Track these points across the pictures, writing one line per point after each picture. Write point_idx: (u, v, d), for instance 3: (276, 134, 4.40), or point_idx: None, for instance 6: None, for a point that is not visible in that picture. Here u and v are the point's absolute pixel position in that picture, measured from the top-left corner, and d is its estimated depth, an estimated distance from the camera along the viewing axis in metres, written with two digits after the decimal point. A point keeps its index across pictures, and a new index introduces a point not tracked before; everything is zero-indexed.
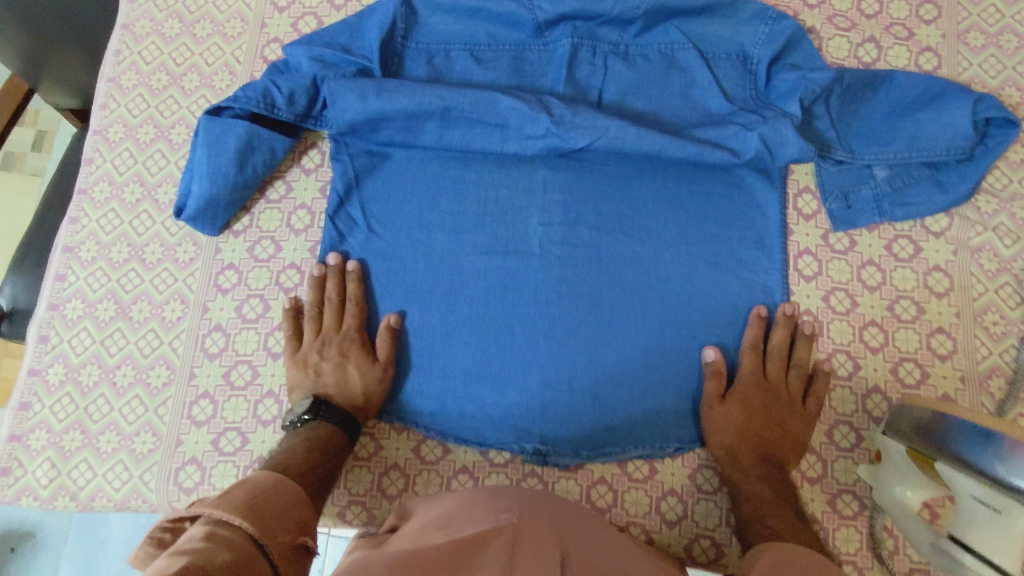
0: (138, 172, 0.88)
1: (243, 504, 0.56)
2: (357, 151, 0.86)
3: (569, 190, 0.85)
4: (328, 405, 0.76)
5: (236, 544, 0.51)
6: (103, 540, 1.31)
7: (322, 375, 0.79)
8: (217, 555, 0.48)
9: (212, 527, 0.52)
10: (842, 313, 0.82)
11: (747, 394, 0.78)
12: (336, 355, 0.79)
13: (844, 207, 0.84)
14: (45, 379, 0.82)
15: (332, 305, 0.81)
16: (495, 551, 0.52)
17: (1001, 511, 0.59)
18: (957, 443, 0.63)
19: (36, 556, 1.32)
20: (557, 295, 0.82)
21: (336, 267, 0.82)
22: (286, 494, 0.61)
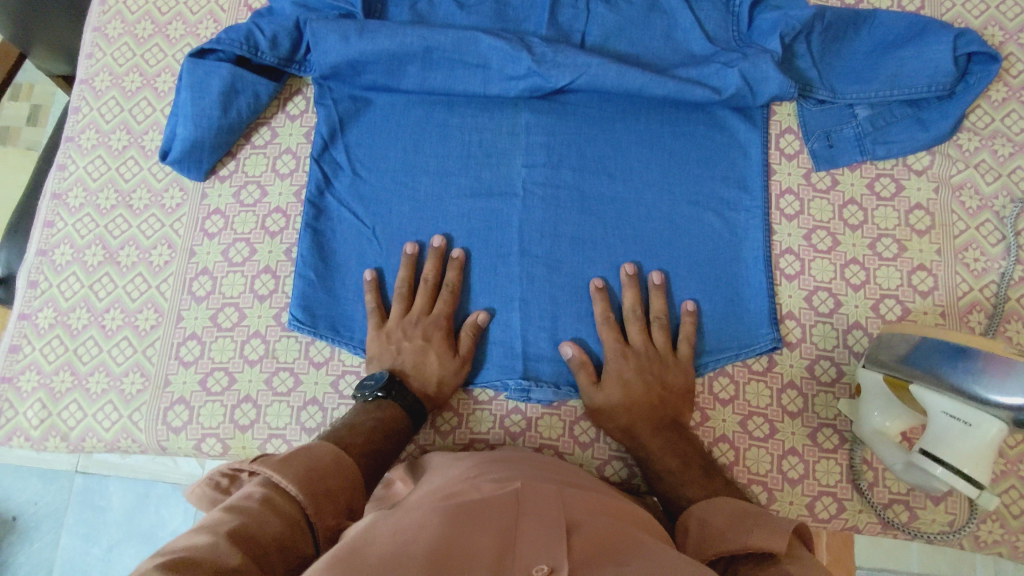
0: (124, 120, 0.89)
1: (303, 471, 0.54)
2: (341, 96, 0.87)
3: (552, 132, 0.86)
4: (402, 389, 0.75)
5: (285, 513, 0.50)
6: (103, 508, 1.33)
7: (401, 354, 0.78)
8: (264, 530, 0.47)
9: (268, 493, 0.51)
10: (824, 251, 0.82)
11: (626, 370, 0.77)
12: (420, 338, 0.78)
13: (826, 146, 0.85)
14: (35, 323, 0.83)
15: (428, 287, 0.80)
16: (500, 511, 0.50)
17: (969, 423, 0.64)
18: (930, 362, 0.66)
19: (38, 523, 1.34)
20: (540, 236, 0.83)
21: (438, 249, 0.82)
22: (347, 473, 0.57)
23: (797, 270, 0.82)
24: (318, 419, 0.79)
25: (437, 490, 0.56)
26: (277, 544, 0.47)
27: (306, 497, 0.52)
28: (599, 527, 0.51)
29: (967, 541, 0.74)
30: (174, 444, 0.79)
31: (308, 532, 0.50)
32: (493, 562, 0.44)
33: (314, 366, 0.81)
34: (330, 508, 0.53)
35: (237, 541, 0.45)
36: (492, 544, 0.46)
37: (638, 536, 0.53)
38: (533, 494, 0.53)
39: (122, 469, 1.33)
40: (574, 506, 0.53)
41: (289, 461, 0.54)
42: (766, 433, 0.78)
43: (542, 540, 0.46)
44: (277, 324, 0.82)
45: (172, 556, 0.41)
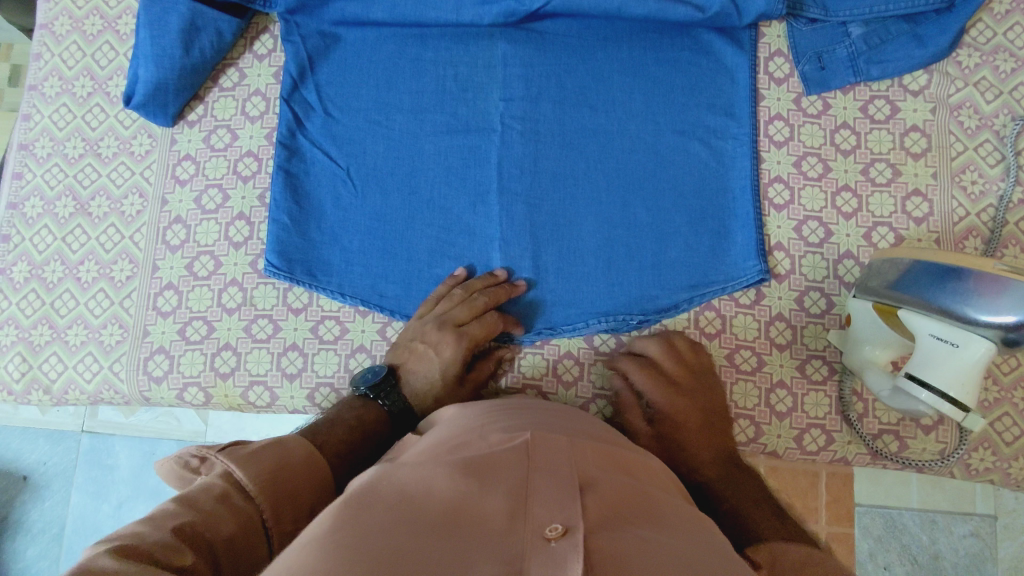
0: (87, 66, 0.85)
1: (271, 471, 0.52)
2: (309, 32, 0.83)
3: (530, 63, 0.82)
4: (394, 392, 0.71)
5: (245, 515, 0.48)
6: (111, 467, 1.34)
7: (412, 352, 0.73)
8: (217, 531, 0.45)
9: (228, 489, 0.49)
10: (814, 178, 0.79)
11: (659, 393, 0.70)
12: (438, 348, 0.72)
13: (817, 68, 0.81)
14: (11, 277, 0.82)
15: (475, 304, 0.74)
16: (509, 466, 0.46)
17: (958, 345, 0.62)
18: (918, 286, 0.64)
19: (49, 482, 1.36)
20: (519, 172, 0.80)
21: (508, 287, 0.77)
22: (313, 476, 0.55)
23: (786, 199, 0.79)
24: (300, 365, 0.78)
25: (444, 444, 0.52)
26: (228, 547, 0.45)
27: (265, 500, 0.50)
28: (614, 484, 0.47)
29: (958, 470, 0.73)
30: (157, 394, 0.79)
31: (262, 537, 0.48)
32: (504, 525, 0.40)
33: (293, 313, 0.79)
34: (289, 514, 0.51)
35: (189, 537, 0.43)
36: (502, 504, 0.42)
37: (656, 497, 0.49)
38: (544, 446, 0.49)
39: (128, 428, 1.35)
40: (587, 460, 0.49)
41: (259, 460, 0.52)
42: (754, 367, 0.76)
43: (555, 496, 0.42)
44: (253, 271, 0.80)
45: (119, 545, 0.39)
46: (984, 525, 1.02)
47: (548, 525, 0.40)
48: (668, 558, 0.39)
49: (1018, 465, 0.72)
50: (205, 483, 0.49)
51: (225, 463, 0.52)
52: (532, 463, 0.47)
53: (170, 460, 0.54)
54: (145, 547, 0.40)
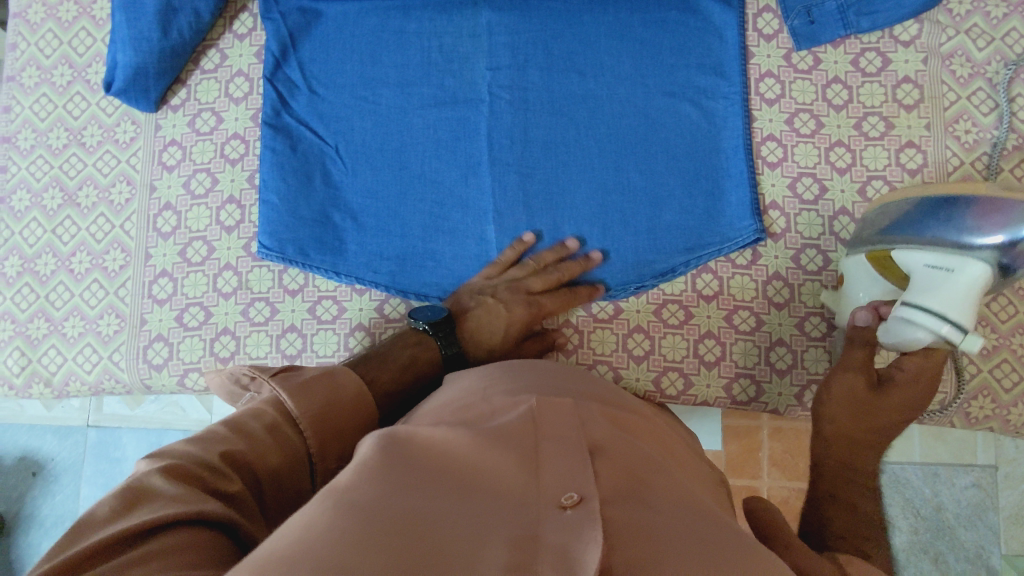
0: (64, 54, 0.84)
1: (316, 407, 0.54)
2: (289, 9, 0.82)
3: (515, 31, 0.81)
4: (452, 334, 0.72)
5: (290, 446, 0.51)
6: (119, 459, 1.35)
7: (477, 311, 0.74)
8: (263, 459, 0.48)
9: (277, 418, 0.52)
10: (807, 135, 0.79)
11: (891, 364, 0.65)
12: (506, 311, 0.74)
13: (807, 23, 0.80)
14: (3, 272, 0.81)
15: (552, 277, 0.76)
16: (519, 430, 0.46)
17: (953, 271, 0.62)
18: (913, 217, 0.65)
19: (58, 476, 1.37)
20: (510, 142, 0.79)
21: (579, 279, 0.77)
22: (359, 411, 0.58)
23: (779, 157, 0.79)
24: (299, 345, 0.78)
25: (451, 411, 0.52)
26: (271, 476, 0.48)
27: (311, 433, 0.53)
28: (625, 448, 0.47)
29: (958, 419, 0.74)
30: (158, 381, 0.79)
31: (306, 468, 0.51)
32: (515, 494, 0.41)
33: (290, 295, 0.79)
34: (333, 448, 0.54)
35: (237, 462, 0.46)
36: (513, 471, 0.42)
37: (666, 463, 0.49)
38: (552, 409, 0.49)
39: (133, 420, 1.35)
40: (597, 422, 0.49)
41: (307, 395, 0.55)
42: (752, 326, 0.77)
43: (565, 463, 0.42)
44: (247, 255, 0.80)
45: (171, 464, 0.43)
46: (985, 475, 1.03)
47: (560, 495, 0.40)
48: (678, 529, 0.40)
49: (1017, 412, 0.73)
50: (257, 409, 0.52)
51: (278, 391, 0.55)
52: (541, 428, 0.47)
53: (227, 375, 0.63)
54: (195, 466, 0.43)
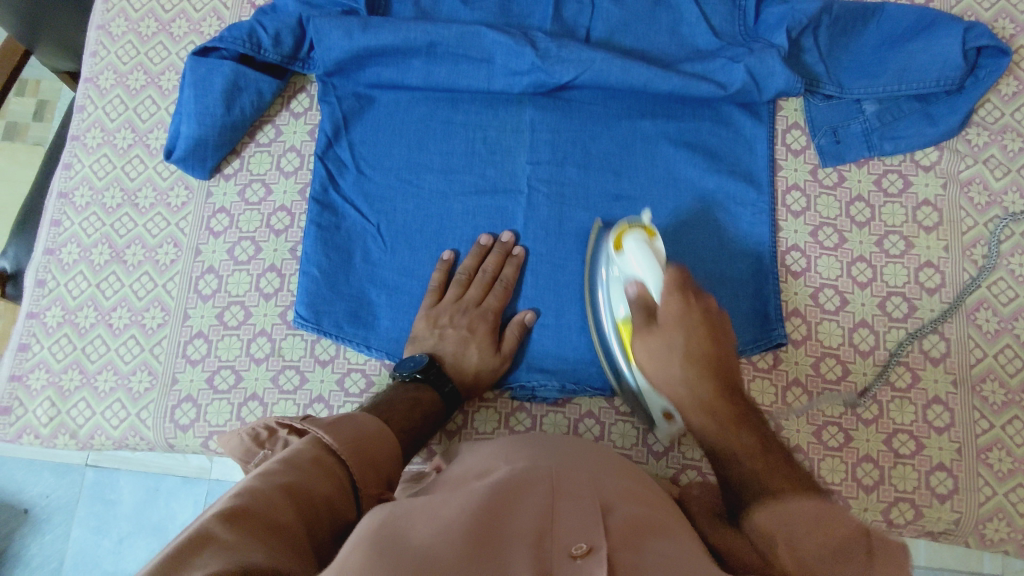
0: (129, 119, 0.89)
1: (349, 439, 0.58)
2: (345, 93, 0.86)
3: (557, 128, 0.85)
4: (441, 375, 0.75)
5: (333, 474, 0.54)
6: (114, 501, 1.35)
7: (443, 340, 0.78)
8: (315, 488, 0.51)
9: (317, 452, 0.55)
10: (830, 248, 0.82)
11: (700, 334, 0.64)
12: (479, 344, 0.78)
13: (833, 142, 0.84)
14: (43, 321, 0.83)
15: (484, 280, 0.81)
16: (533, 490, 0.49)
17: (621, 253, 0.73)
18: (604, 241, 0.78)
19: (49, 516, 1.37)
20: (544, 233, 0.83)
21: (502, 244, 0.82)
22: (386, 444, 0.61)
23: (803, 267, 0.82)
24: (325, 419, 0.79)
25: (475, 473, 0.55)
26: (321, 502, 0.51)
27: (351, 463, 0.56)
28: (635, 510, 0.50)
29: (973, 539, 0.74)
30: (182, 441, 0.80)
31: (351, 496, 0.55)
32: (531, 541, 0.44)
33: (320, 365, 0.81)
34: (371, 478, 0.57)
35: (295, 494, 0.50)
36: (529, 522, 0.45)
37: (672, 525, 0.51)
38: (566, 477, 0.52)
39: (133, 463, 1.35)
40: (608, 487, 0.52)
41: (338, 429, 0.58)
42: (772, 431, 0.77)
43: (577, 522, 0.46)
44: (282, 323, 0.82)
45: (225, 509, 0.45)
46: None
47: (571, 546, 0.43)
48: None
49: None
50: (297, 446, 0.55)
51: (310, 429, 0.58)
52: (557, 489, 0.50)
53: (242, 432, 0.69)
54: (253, 504, 0.47)
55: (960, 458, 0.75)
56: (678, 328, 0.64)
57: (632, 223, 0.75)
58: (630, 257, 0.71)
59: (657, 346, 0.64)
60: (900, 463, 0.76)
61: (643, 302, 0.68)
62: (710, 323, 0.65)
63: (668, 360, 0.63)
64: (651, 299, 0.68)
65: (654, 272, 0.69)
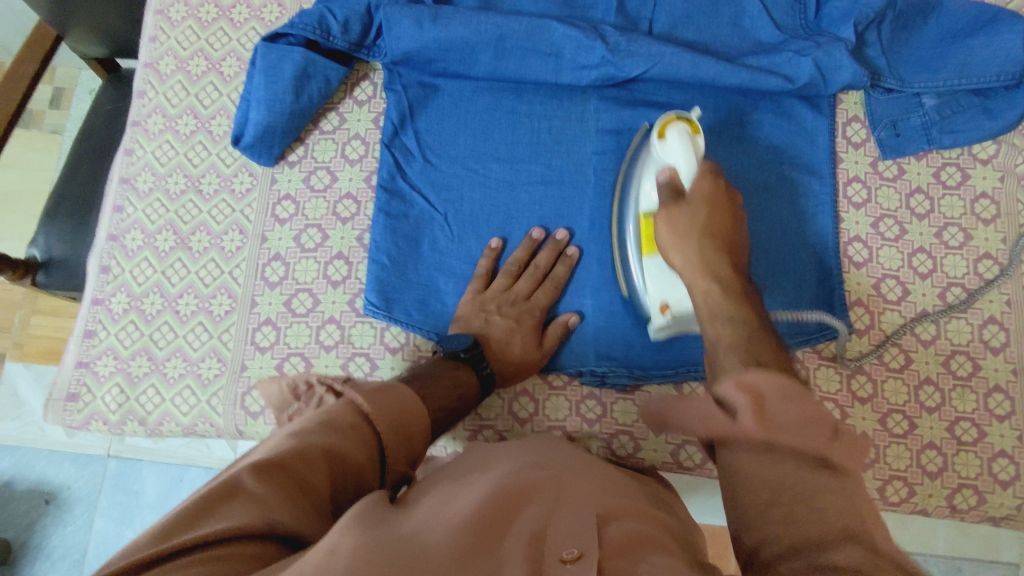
0: (190, 105, 0.88)
1: (390, 411, 0.58)
2: (410, 82, 0.87)
3: (622, 118, 0.86)
4: (483, 358, 0.76)
5: (370, 445, 0.54)
6: (137, 491, 1.43)
7: (489, 325, 0.79)
8: (349, 451, 0.52)
9: (355, 419, 0.55)
10: (891, 239, 0.84)
11: (721, 213, 0.68)
12: (525, 334, 0.79)
13: (893, 135, 0.86)
14: (109, 307, 0.83)
15: (536, 274, 0.82)
16: (533, 497, 0.48)
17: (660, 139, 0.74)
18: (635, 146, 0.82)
19: (71, 506, 1.44)
20: (610, 223, 0.84)
21: (558, 241, 0.83)
22: (423, 421, 0.62)
23: (865, 258, 0.83)
24: None
25: (481, 470, 0.55)
26: (354, 469, 0.52)
27: (386, 434, 0.56)
28: (636, 522, 0.48)
29: None
30: (252, 428, 0.80)
31: (378, 467, 0.55)
32: (525, 542, 0.42)
33: (390, 352, 0.81)
34: (403, 453, 0.58)
35: (331, 456, 0.50)
36: (526, 525, 0.44)
37: (669, 541, 0.49)
38: (572, 484, 0.52)
39: (156, 453, 1.44)
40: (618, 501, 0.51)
41: (382, 397, 0.59)
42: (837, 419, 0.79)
43: (574, 526, 0.44)
44: (352, 310, 0.82)
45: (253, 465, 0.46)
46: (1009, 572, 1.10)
47: (564, 550, 0.42)
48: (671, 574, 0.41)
49: None
50: (339, 410, 0.55)
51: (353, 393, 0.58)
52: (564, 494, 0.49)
53: (283, 381, 0.67)
54: (286, 460, 0.48)
55: (1021, 444, 0.77)
56: (704, 205, 0.69)
57: (679, 114, 0.74)
58: (669, 150, 0.72)
59: (692, 255, 0.67)
60: (963, 449, 0.78)
61: (672, 182, 0.71)
62: (734, 210, 0.70)
63: (689, 228, 0.68)
64: (681, 181, 0.71)
65: (688, 162, 0.71)
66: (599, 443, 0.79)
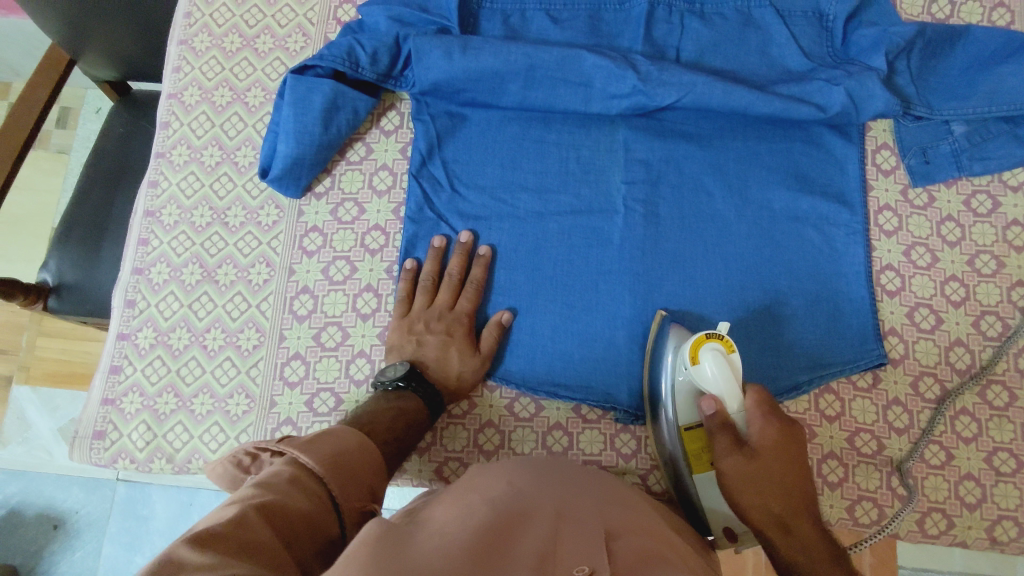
0: (215, 136, 0.88)
1: (326, 456, 0.59)
2: (438, 112, 0.86)
3: (651, 147, 0.86)
4: (423, 380, 0.76)
5: (316, 493, 0.55)
6: (147, 517, 1.41)
7: (422, 345, 0.78)
8: (292, 506, 0.51)
9: (296, 472, 0.56)
10: (924, 268, 0.83)
11: (770, 420, 0.66)
12: (461, 349, 0.78)
13: (923, 162, 0.85)
14: (135, 343, 0.82)
15: (452, 283, 0.81)
16: (538, 518, 0.50)
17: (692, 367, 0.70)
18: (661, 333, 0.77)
19: (80, 531, 1.42)
20: (640, 253, 0.83)
21: (466, 245, 0.82)
22: (367, 457, 0.62)
23: (898, 287, 0.83)
24: (427, 439, 0.80)
25: (474, 490, 0.55)
26: (304, 519, 0.51)
27: (330, 478, 0.57)
28: (638, 540, 0.51)
29: None
30: None
31: (333, 513, 0.55)
32: (538, 562, 0.44)
33: None
34: (353, 492, 0.58)
35: (273, 513, 0.49)
36: (535, 544, 0.46)
37: (671, 557, 0.51)
38: (572, 510, 0.53)
39: (166, 478, 1.42)
40: (614, 520, 0.54)
41: (315, 446, 0.59)
42: (874, 450, 0.78)
43: (580, 547, 0.46)
44: (381, 344, 0.81)
45: (197, 532, 0.44)
46: None
47: (573, 567, 0.44)
48: None
49: None
50: (275, 469, 0.55)
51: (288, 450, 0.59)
52: (563, 518, 0.51)
53: (226, 460, 0.65)
54: (222, 526, 0.45)
55: None
56: (774, 457, 0.65)
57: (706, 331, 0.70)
58: (705, 372, 0.68)
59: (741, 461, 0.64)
60: (1001, 480, 0.77)
61: (723, 419, 0.66)
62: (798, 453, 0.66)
63: (760, 480, 0.64)
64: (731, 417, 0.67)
65: (733, 390, 0.67)
66: (634, 478, 0.79)
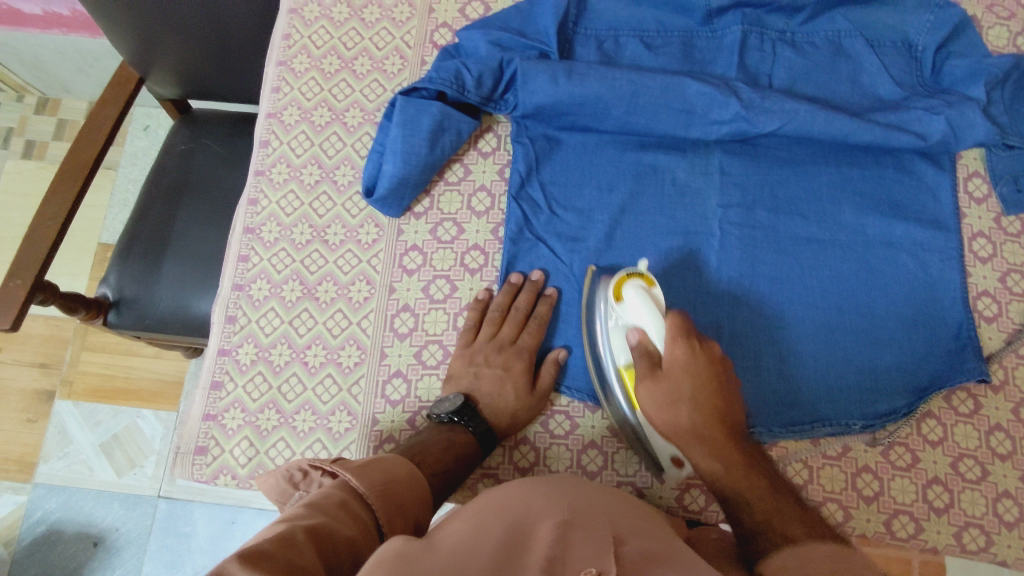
0: (315, 155, 0.89)
1: (376, 482, 0.58)
2: (536, 135, 0.88)
3: (745, 172, 0.87)
4: (476, 416, 0.75)
5: (361, 518, 0.54)
6: (188, 534, 1.39)
7: (480, 378, 0.78)
8: (338, 530, 0.50)
9: (345, 496, 0.55)
10: (1020, 294, 0.84)
11: (704, 384, 0.67)
12: (517, 385, 0.77)
13: (1015, 191, 0.86)
14: (236, 358, 0.82)
15: (518, 317, 0.81)
16: (545, 524, 0.49)
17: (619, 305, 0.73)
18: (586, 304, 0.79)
19: (119, 549, 1.40)
20: (738, 275, 0.84)
21: (534, 283, 0.82)
22: (416, 487, 0.62)
23: (995, 313, 0.84)
24: (531, 458, 0.79)
25: (487, 504, 0.54)
26: (348, 544, 0.50)
27: (378, 506, 0.57)
28: (641, 544, 0.50)
29: None
30: None
31: (376, 539, 0.54)
32: (545, 565, 0.43)
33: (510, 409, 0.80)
34: (397, 524, 0.57)
35: (319, 536, 0.48)
36: (543, 552, 0.45)
37: (683, 557, 0.50)
38: (583, 513, 0.52)
39: (207, 495, 1.41)
40: (623, 526, 0.52)
41: (366, 474, 0.59)
42: (979, 476, 0.78)
43: (590, 552, 0.45)
44: None
45: (244, 550, 0.44)
46: None
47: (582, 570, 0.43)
48: None
49: None
50: (327, 491, 0.55)
51: (340, 474, 0.59)
52: (572, 523, 0.49)
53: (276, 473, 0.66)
54: (267, 545, 0.44)
55: None
56: (686, 376, 0.67)
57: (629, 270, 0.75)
58: (630, 307, 0.72)
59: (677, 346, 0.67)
60: None
61: (644, 349, 0.70)
62: (715, 365, 0.68)
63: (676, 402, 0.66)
64: (652, 345, 0.70)
65: (655, 319, 0.70)
66: None
